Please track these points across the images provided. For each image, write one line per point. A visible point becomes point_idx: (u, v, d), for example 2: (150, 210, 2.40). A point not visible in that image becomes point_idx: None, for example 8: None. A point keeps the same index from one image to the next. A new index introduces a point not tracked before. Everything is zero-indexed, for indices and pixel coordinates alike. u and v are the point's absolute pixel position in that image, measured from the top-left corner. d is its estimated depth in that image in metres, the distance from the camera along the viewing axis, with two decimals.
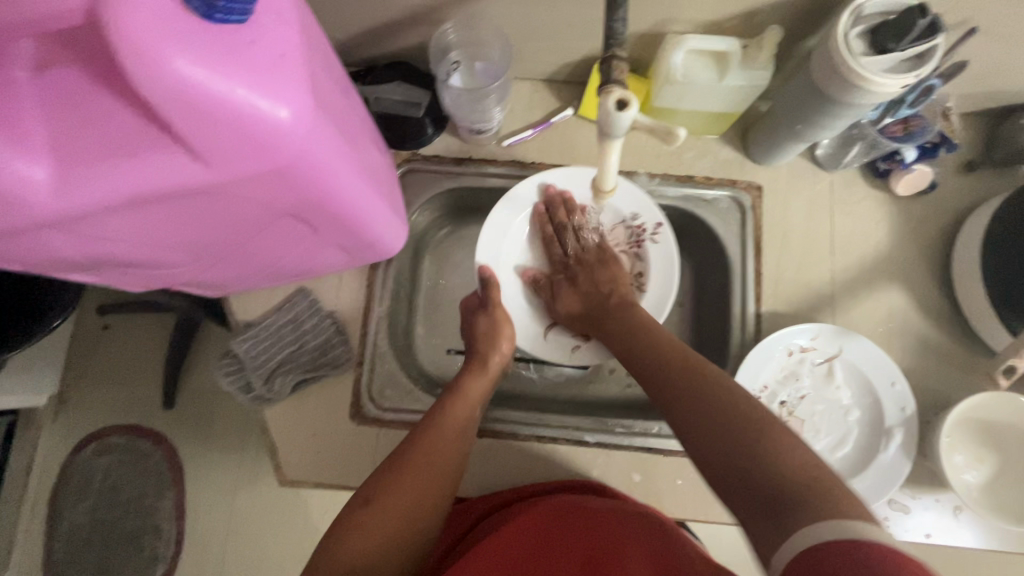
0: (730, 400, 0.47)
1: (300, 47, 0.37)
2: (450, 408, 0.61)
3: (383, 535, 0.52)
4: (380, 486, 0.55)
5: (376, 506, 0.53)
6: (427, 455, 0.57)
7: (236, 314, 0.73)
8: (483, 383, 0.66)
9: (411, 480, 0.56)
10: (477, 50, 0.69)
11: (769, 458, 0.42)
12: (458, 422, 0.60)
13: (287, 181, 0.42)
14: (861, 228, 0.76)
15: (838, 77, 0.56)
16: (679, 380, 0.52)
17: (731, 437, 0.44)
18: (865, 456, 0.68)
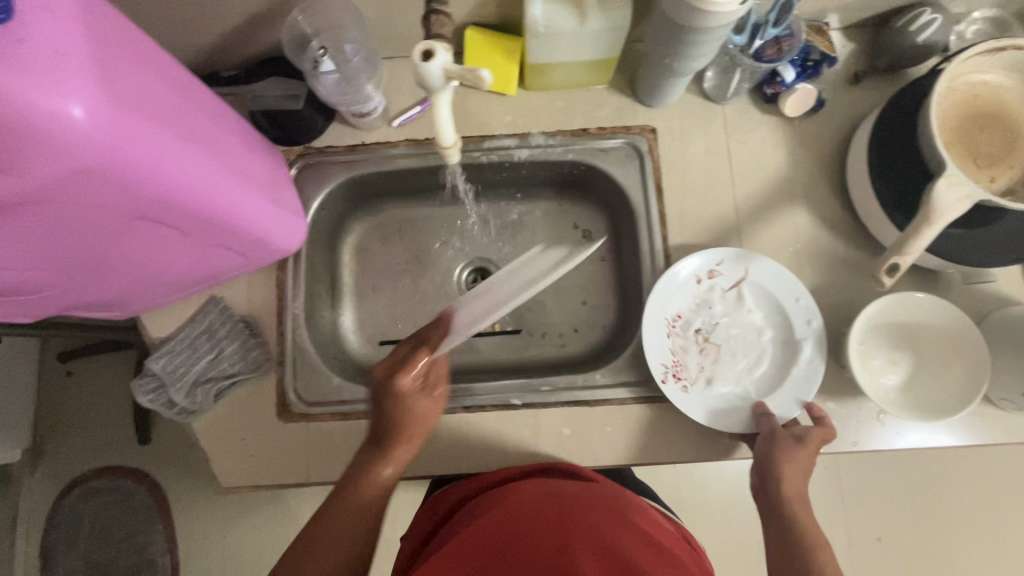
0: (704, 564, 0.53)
1: (84, 41, 0.36)
2: (367, 475, 0.59)
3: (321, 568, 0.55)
4: (314, 528, 0.57)
5: (305, 538, 0.57)
6: (358, 496, 0.58)
7: (151, 332, 0.72)
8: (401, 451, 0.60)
9: (332, 540, 0.56)
10: (338, 34, 0.68)
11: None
12: (377, 486, 0.59)
13: (115, 181, 0.42)
14: (758, 154, 0.77)
15: (681, 2, 0.56)
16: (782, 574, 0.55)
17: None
18: (780, 372, 0.69)
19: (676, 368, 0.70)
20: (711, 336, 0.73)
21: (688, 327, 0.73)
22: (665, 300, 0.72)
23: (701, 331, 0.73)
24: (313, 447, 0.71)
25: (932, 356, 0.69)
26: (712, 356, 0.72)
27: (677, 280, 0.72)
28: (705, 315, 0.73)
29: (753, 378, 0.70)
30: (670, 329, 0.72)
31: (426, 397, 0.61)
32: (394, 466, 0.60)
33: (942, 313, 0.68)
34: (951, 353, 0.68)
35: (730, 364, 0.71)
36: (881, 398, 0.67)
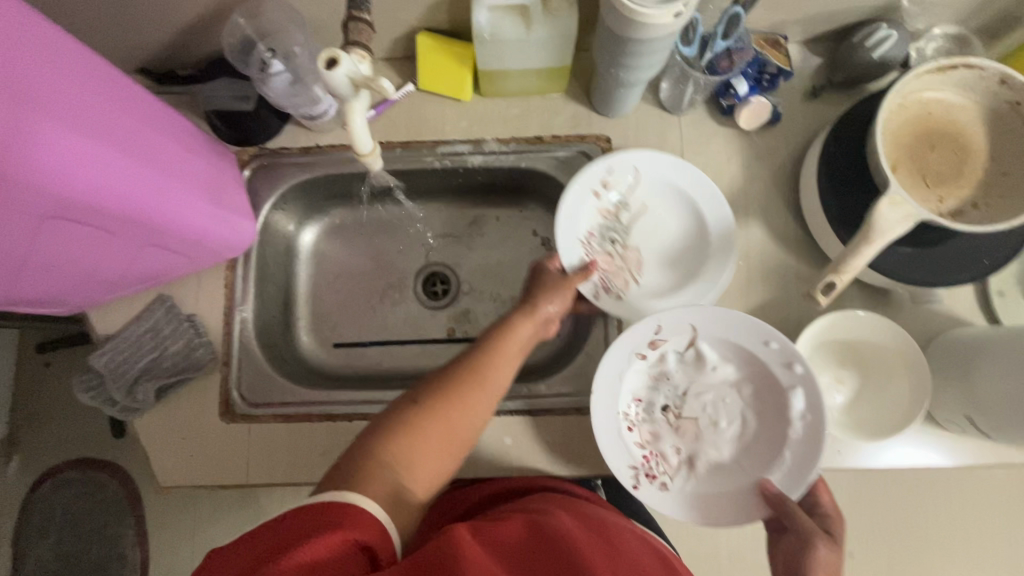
0: None
1: None
2: (471, 389, 0.55)
3: (417, 462, 0.51)
4: (426, 407, 0.53)
5: (413, 423, 0.52)
6: (459, 424, 0.54)
7: (97, 328, 0.73)
8: (506, 367, 0.59)
9: (426, 451, 0.52)
10: (287, 39, 0.68)
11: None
12: (484, 403, 0.56)
13: (16, 181, 0.42)
14: (712, 166, 0.76)
15: (615, 13, 0.55)
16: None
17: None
18: (778, 432, 0.65)
19: (646, 468, 0.66)
20: (683, 410, 0.69)
21: (652, 408, 0.69)
22: (615, 391, 0.67)
23: (664, 412, 0.69)
24: (253, 448, 0.71)
25: (877, 375, 0.68)
26: (682, 446, 0.68)
27: (625, 367, 0.68)
28: (658, 392, 0.69)
29: (741, 444, 0.67)
30: (638, 447, 0.67)
31: (534, 328, 0.62)
32: (490, 404, 0.57)
33: (888, 332, 0.67)
34: (897, 373, 0.67)
35: (707, 449, 0.67)
36: (825, 417, 0.67)
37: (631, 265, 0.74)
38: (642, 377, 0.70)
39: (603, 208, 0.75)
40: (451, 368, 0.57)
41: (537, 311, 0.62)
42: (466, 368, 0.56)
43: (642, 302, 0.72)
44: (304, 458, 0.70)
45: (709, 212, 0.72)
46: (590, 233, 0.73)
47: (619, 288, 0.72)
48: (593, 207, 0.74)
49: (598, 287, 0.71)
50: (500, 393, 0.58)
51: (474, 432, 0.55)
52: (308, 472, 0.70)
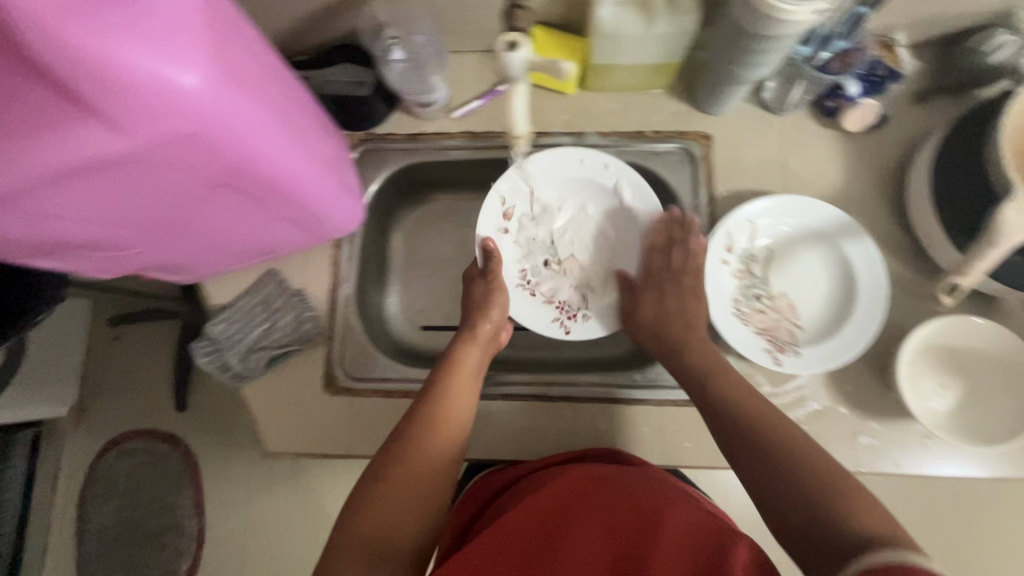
0: (788, 461, 0.49)
1: (202, 16, 0.39)
2: (432, 427, 0.61)
3: (392, 520, 0.54)
4: (393, 463, 0.58)
5: (386, 484, 0.56)
6: (421, 452, 0.59)
7: (211, 299, 0.76)
8: (466, 399, 0.65)
9: (405, 486, 0.56)
10: (411, 25, 0.70)
11: (840, 525, 0.43)
12: (436, 455, 0.59)
13: (206, 148, 0.44)
14: (813, 167, 0.76)
15: (753, 9, 0.56)
16: (738, 450, 0.53)
17: (769, 466, 0.50)
18: (821, 333, 0.70)
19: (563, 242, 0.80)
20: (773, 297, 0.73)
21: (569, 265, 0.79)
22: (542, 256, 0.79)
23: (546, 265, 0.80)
24: (355, 421, 0.73)
25: (985, 382, 0.67)
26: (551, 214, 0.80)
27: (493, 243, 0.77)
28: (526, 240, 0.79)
29: (835, 337, 0.69)
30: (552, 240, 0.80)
31: (479, 350, 0.70)
32: (459, 433, 0.62)
33: (999, 338, 0.66)
34: (1005, 382, 0.66)
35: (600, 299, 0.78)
36: (930, 422, 0.66)
37: (786, 311, 0.72)
38: (518, 249, 0.80)
39: (736, 269, 0.74)
40: (399, 432, 0.61)
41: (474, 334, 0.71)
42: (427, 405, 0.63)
43: (816, 342, 0.69)
44: None
45: (821, 218, 0.72)
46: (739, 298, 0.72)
47: (787, 341, 0.70)
48: (728, 274, 0.73)
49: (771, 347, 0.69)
50: (465, 422, 0.63)
51: (447, 473, 0.60)
52: None
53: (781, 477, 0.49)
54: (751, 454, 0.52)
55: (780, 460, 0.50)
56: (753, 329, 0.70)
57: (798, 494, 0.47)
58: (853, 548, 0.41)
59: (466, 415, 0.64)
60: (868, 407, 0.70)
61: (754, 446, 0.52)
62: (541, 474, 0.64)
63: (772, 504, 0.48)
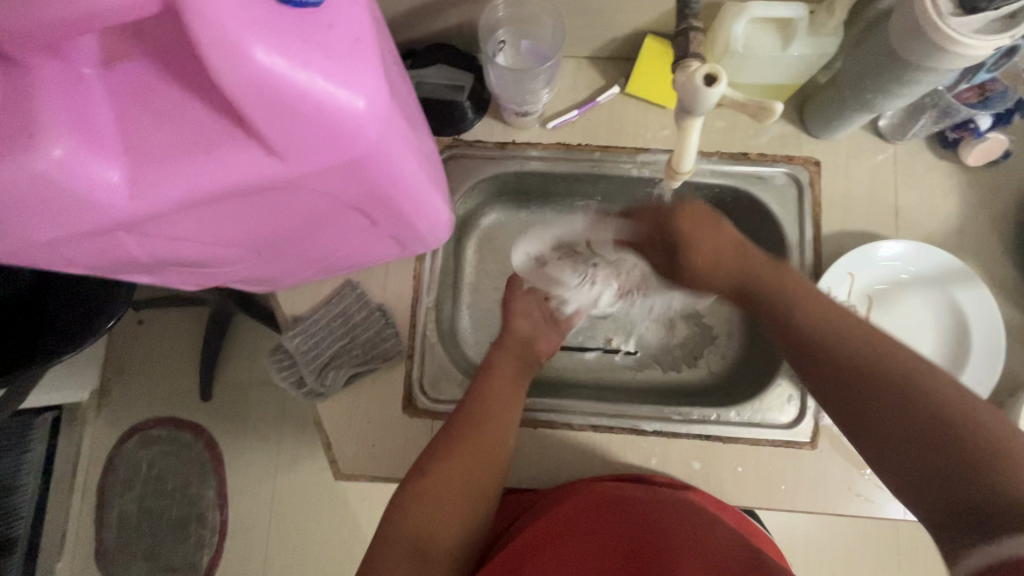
0: (925, 403, 0.40)
1: (372, 31, 0.35)
2: (474, 429, 0.59)
3: (425, 519, 0.54)
4: (424, 480, 0.56)
5: (420, 495, 0.55)
6: (464, 459, 0.58)
7: (285, 308, 0.72)
8: (506, 391, 0.63)
9: (443, 489, 0.56)
10: (523, 29, 0.67)
11: (1000, 476, 0.36)
12: (485, 457, 0.58)
13: (355, 174, 0.39)
14: (927, 201, 0.72)
15: (920, 39, 0.52)
16: (826, 342, 0.47)
17: (904, 420, 0.41)
18: None
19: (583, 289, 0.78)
20: None
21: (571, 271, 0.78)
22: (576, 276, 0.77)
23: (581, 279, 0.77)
24: None
25: None
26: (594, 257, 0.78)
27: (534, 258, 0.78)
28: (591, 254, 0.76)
29: None
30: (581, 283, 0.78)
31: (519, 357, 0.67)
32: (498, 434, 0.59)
33: None
34: None
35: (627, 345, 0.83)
36: None
37: None
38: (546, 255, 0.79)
39: None
40: (452, 423, 0.60)
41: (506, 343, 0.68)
42: (467, 407, 0.61)
43: None
44: None
45: (928, 258, 0.68)
46: None
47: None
48: None
49: None
50: (511, 428, 0.61)
51: (489, 469, 0.58)
52: None
53: (912, 416, 0.40)
54: (878, 385, 0.43)
55: (874, 391, 0.43)
56: None
57: (906, 416, 0.41)
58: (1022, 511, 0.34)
59: (508, 414, 0.61)
60: None
61: (886, 379, 0.43)
62: (547, 495, 0.64)
63: (895, 461, 0.41)
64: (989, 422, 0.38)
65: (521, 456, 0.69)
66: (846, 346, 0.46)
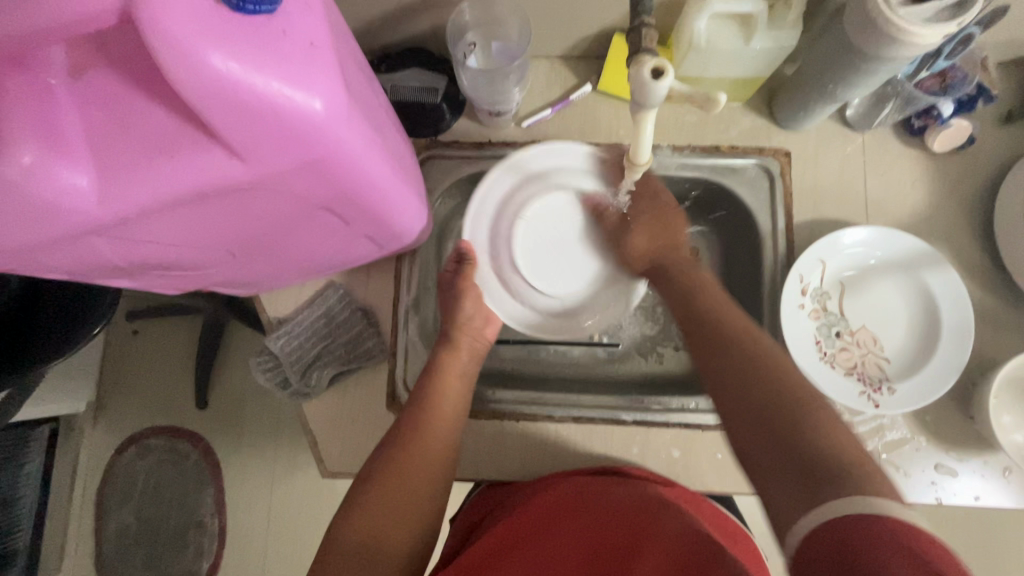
0: (780, 396, 0.46)
1: (328, 35, 0.36)
2: (425, 429, 0.61)
3: (376, 521, 0.55)
4: (371, 487, 0.57)
5: (370, 496, 0.56)
6: (409, 460, 0.59)
7: (269, 311, 0.73)
8: (460, 392, 0.65)
9: (391, 487, 0.57)
10: (493, 30, 0.68)
11: (813, 456, 0.41)
12: (431, 451, 0.60)
13: (319, 174, 0.41)
14: (896, 188, 0.74)
15: (872, 30, 0.54)
16: (732, 368, 0.51)
17: (759, 420, 0.46)
18: (915, 360, 0.68)
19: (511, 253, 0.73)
20: (856, 333, 0.71)
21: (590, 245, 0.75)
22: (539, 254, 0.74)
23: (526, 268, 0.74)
24: None
25: None
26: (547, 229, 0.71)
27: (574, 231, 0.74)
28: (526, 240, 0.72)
29: (926, 367, 0.67)
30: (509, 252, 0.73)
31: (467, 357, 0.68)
32: (444, 438, 0.61)
33: None
34: None
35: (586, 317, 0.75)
36: (1016, 457, 0.64)
37: (869, 345, 0.71)
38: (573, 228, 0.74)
39: (814, 309, 0.71)
40: (398, 422, 0.62)
41: (465, 336, 0.69)
42: (415, 407, 0.63)
43: (909, 375, 0.68)
44: (468, 453, 0.71)
45: (899, 244, 0.70)
46: (821, 340, 0.70)
47: (879, 378, 0.68)
48: (807, 317, 0.71)
49: (865, 388, 0.68)
50: (455, 429, 0.63)
51: (433, 473, 0.59)
52: (470, 469, 0.71)
53: (777, 404, 0.46)
54: (745, 411, 0.47)
55: (753, 389, 0.48)
56: (843, 372, 0.69)
57: (770, 420, 0.45)
58: (831, 473, 0.39)
59: (455, 417, 0.63)
60: (948, 438, 0.68)
61: (769, 392, 0.47)
62: (526, 488, 0.65)
63: (748, 448, 0.46)
64: (828, 416, 0.44)
65: (505, 450, 0.71)
66: (741, 369, 0.50)
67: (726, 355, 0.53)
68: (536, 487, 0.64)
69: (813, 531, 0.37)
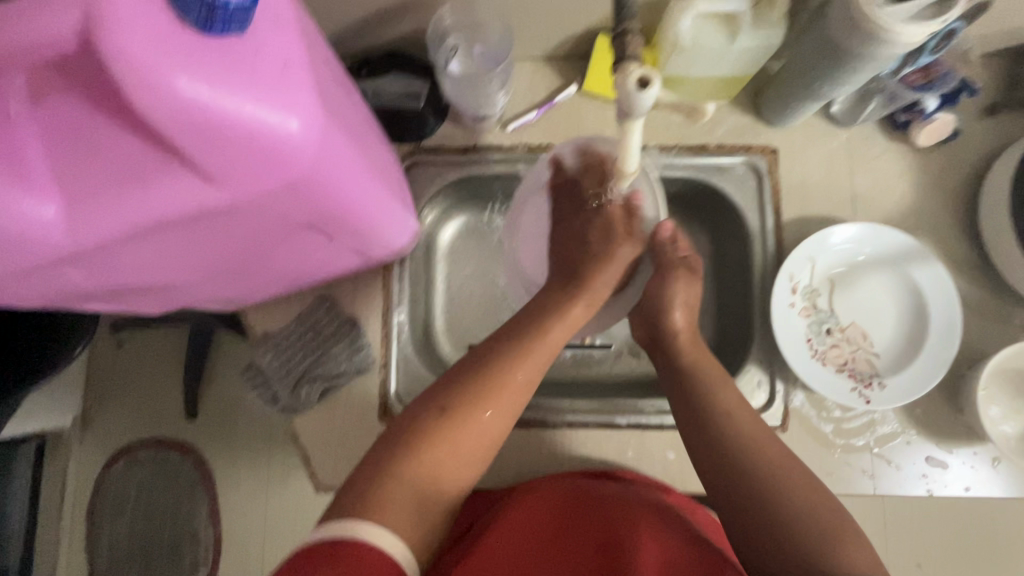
0: (787, 508, 0.47)
1: (303, 53, 0.35)
2: (518, 369, 0.54)
3: (441, 460, 0.48)
4: (458, 413, 0.50)
5: (448, 427, 0.49)
6: (501, 396, 0.53)
7: (255, 325, 0.72)
8: (558, 338, 0.59)
9: (472, 432, 0.50)
10: (475, 34, 0.67)
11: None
12: (522, 393, 0.54)
13: (300, 194, 0.39)
14: (882, 183, 0.74)
15: (857, 28, 0.53)
16: (772, 482, 0.49)
17: (789, 549, 0.45)
18: (905, 355, 0.69)
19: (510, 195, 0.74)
20: (846, 329, 0.72)
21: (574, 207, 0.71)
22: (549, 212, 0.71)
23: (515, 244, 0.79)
24: None
25: None
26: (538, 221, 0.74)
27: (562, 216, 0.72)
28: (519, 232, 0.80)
29: (915, 361, 0.67)
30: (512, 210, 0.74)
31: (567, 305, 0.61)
32: (529, 379, 0.55)
33: None
34: None
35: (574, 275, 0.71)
36: (1005, 447, 0.65)
37: (859, 341, 0.71)
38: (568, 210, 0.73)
39: (804, 307, 0.71)
40: (491, 356, 0.55)
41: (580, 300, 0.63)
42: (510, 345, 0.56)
43: (898, 370, 0.68)
44: None
45: (889, 239, 0.70)
46: (811, 338, 0.70)
47: (869, 374, 0.69)
48: (798, 316, 0.71)
49: (856, 384, 0.68)
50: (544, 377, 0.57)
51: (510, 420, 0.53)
52: None
53: (789, 519, 0.47)
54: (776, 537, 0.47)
55: (760, 503, 0.49)
56: (834, 368, 0.69)
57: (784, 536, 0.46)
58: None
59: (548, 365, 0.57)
60: (938, 430, 0.69)
61: (809, 523, 0.46)
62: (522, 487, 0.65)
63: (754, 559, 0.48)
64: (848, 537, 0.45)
65: (499, 457, 0.70)
66: (755, 470, 0.50)
67: (751, 464, 0.51)
68: (535, 484, 0.64)
69: None
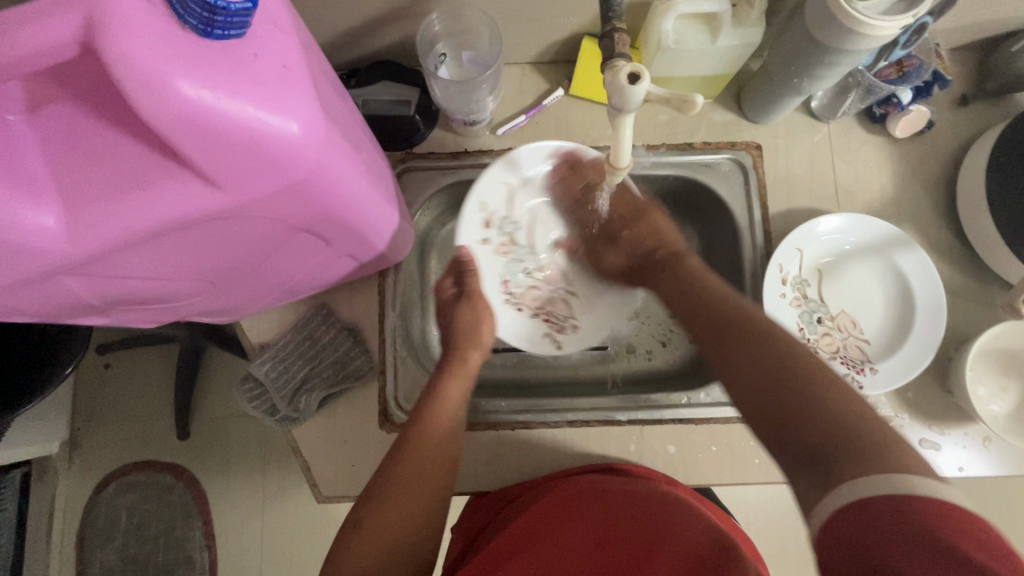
0: (763, 359, 0.48)
1: (300, 56, 0.35)
2: (425, 424, 0.59)
3: (367, 563, 0.53)
4: (373, 504, 0.55)
5: (364, 529, 0.54)
6: (415, 463, 0.57)
7: (250, 337, 0.71)
8: (461, 382, 0.64)
9: (393, 510, 0.55)
10: (462, 40, 0.68)
11: (819, 416, 0.41)
12: (435, 443, 0.58)
13: (299, 197, 0.40)
14: (864, 174, 0.76)
15: (834, 23, 0.55)
16: (711, 328, 0.55)
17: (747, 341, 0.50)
18: (895, 339, 0.70)
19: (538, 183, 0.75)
20: (836, 318, 0.73)
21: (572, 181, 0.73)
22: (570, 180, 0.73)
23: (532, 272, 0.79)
24: None
25: None
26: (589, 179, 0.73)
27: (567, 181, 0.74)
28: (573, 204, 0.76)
29: (904, 345, 0.69)
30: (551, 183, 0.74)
31: (463, 381, 0.64)
32: (438, 449, 0.58)
33: None
34: None
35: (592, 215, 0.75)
36: (994, 425, 0.67)
37: (850, 329, 0.72)
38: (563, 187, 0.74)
39: (793, 297, 0.73)
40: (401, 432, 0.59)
41: (456, 364, 0.65)
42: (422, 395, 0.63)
43: (889, 355, 0.70)
44: (465, 464, 0.70)
45: (874, 227, 0.72)
46: (802, 326, 0.72)
47: (861, 360, 0.70)
48: (789, 306, 0.72)
49: (849, 370, 0.69)
50: (459, 414, 0.62)
51: (426, 489, 0.57)
52: (467, 479, 0.70)
53: (770, 364, 0.47)
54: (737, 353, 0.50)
55: (744, 351, 0.49)
56: (827, 356, 0.71)
57: (775, 381, 0.45)
58: (832, 445, 0.39)
59: (461, 406, 0.62)
60: (930, 412, 0.70)
61: (734, 345, 0.51)
62: (524, 494, 0.64)
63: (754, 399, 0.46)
64: (840, 386, 0.43)
65: (500, 459, 0.70)
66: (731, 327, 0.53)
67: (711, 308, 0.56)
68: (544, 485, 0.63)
69: (835, 517, 0.36)
